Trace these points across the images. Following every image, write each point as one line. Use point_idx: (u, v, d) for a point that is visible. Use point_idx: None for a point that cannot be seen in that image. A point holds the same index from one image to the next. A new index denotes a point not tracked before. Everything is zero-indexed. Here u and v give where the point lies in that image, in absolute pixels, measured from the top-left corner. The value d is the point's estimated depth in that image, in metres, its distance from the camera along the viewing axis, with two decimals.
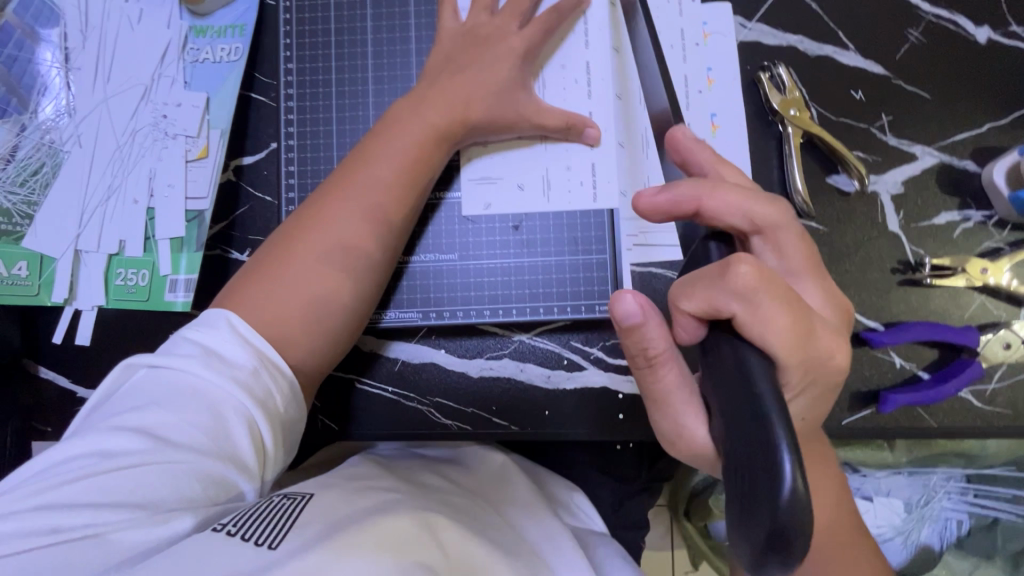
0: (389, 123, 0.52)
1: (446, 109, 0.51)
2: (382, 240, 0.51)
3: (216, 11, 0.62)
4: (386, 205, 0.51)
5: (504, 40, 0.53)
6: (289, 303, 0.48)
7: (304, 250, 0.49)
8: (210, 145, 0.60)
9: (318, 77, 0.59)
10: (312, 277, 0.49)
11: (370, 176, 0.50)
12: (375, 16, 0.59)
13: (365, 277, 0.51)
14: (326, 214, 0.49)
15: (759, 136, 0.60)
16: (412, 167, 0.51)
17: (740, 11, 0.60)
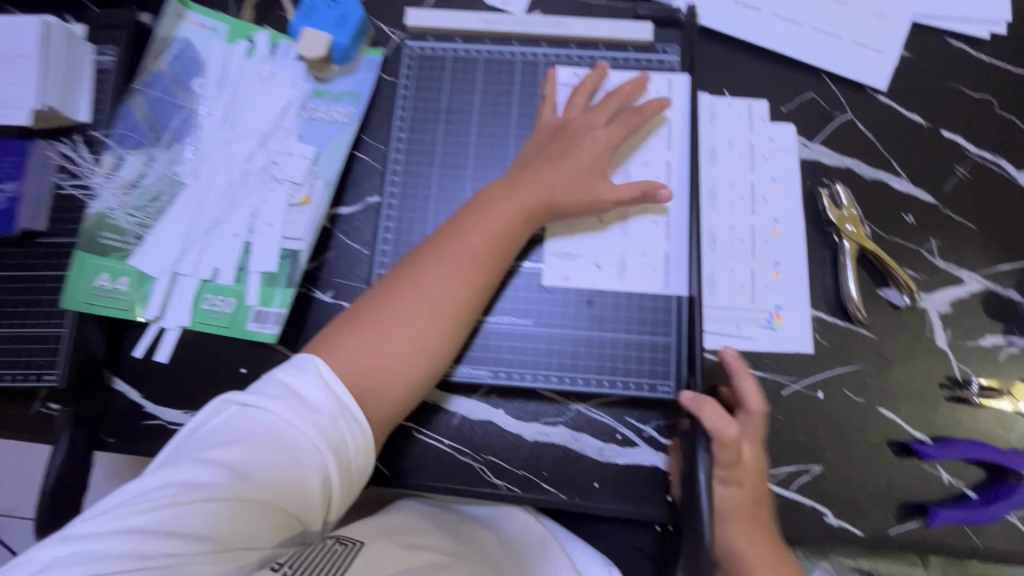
0: (484, 200, 0.57)
1: (536, 193, 0.57)
2: (468, 304, 0.54)
3: (338, 79, 0.70)
4: (475, 271, 0.54)
5: (589, 133, 0.60)
6: (378, 358, 0.51)
7: (397, 308, 0.52)
8: (314, 192, 0.66)
9: (424, 148, 0.66)
10: (401, 335, 0.52)
11: (465, 248, 0.55)
12: (482, 101, 0.66)
13: (447, 339, 0.54)
14: (422, 278, 0.53)
15: (816, 245, 0.64)
16: (502, 241, 0.56)
17: (803, 132, 0.67)
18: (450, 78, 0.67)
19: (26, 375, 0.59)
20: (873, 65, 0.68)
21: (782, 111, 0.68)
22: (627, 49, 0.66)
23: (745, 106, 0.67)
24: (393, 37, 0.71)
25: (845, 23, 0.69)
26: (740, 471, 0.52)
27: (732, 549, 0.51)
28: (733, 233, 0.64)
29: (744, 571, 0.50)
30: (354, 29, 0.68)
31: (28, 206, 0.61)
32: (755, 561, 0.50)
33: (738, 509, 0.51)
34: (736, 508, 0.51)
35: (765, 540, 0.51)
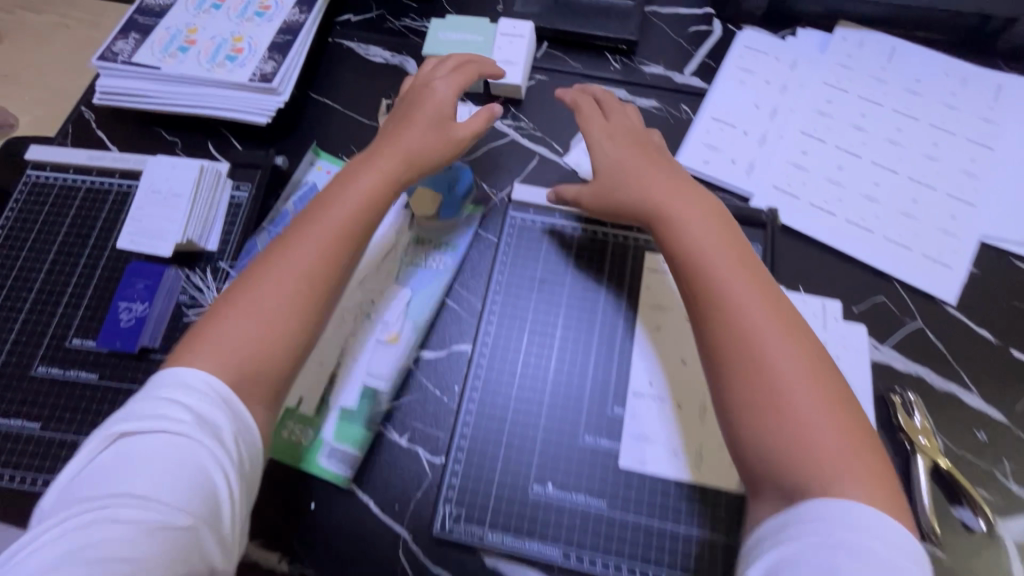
0: (336, 184, 0.63)
1: (382, 162, 0.64)
2: (336, 265, 0.58)
3: (438, 229, 0.77)
4: (336, 246, 0.59)
5: (422, 113, 0.68)
6: (247, 330, 0.53)
7: (258, 290, 0.55)
8: (402, 333, 0.70)
9: (518, 309, 0.71)
10: (263, 305, 0.55)
11: (324, 217, 0.60)
12: (575, 273, 0.72)
13: (316, 300, 0.57)
14: (288, 244, 0.58)
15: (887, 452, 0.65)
16: (357, 209, 0.61)
17: (874, 334, 0.70)
18: (546, 248, 0.74)
19: None
20: (943, 278, 0.72)
21: (854, 312, 0.71)
22: None
23: (820, 304, 0.70)
24: (493, 199, 0.80)
25: (916, 235, 0.73)
26: (689, 217, 0.60)
27: (743, 310, 0.53)
28: None
29: (785, 401, 0.49)
30: (462, 193, 0.76)
31: (152, 324, 0.65)
32: (814, 421, 0.48)
33: (747, 295, 0.54)
34: (736, 280, 0.55)
35: (771, 306, 0.54)
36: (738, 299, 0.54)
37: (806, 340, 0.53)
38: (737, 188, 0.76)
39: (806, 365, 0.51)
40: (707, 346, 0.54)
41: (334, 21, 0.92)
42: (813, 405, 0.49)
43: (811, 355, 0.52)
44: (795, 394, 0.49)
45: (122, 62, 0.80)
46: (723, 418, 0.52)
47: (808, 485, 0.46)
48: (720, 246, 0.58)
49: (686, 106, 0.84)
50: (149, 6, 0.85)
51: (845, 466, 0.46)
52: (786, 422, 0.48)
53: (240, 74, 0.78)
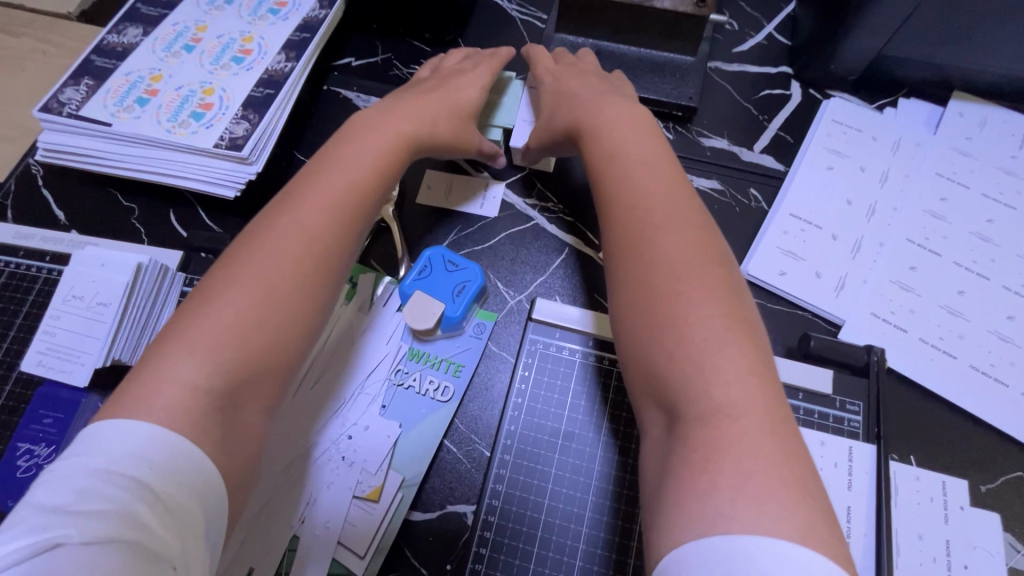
0: (343, 134, 0.52)
1: (391, 127, 0.53)
2: (348, 225, 0.46)
3: (439, 342, 0.61)
4: (344, 199, 0.46)
5: (443, 99, 0.59)
6: (224, 323, 0.38)
7: (247, 257, 0.41)
8: (384, 488, 0.55)
9: (537, 463, 0.56)
10: (253, 291, 0.40)
11: (326, 180, 0.46)
12: (612, 419, 0.57)
13: (319, 288, 0.43)
14: (273, 211, 0.44)
15: None
16: (362, 178, 0.48)
17: (1013, 528, 0.52)
18: (577, 386, 0.58)
19: None
20: None
21: (981, 491, 0.53)
22: (795, 392, 0.54)
23: (939, 485, 0.52)
24: (510, 302, 0.63)
25: None
26: (638, 165, 0.47)
27: (661, 239, 0.42)
28: None
29: (684, 368, 0.36)
30: (471, 299, 0.60)
31: None
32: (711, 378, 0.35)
33: (670, 224, 0.42)
34: (662, 206, 0.43)
35: (694, 237, 0.42)
36: (658, 224, 0.42)
37: (729, 294, 0.39)
38: (821, 311, 0.59)
39: (725, 304, 0.38)
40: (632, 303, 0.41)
41: (331, 65, 0.77)
42: (722, 347, 0.36)
43: (728, 294, 0.39)
44: (691, 330, 0.37)
45: (67, 114, 0.65)
46: (621, 359, 0.41)
47: (694, 447, 0.33)
48: (653, 174, 0.46)
49: (756, 191, 0.67)
50: (110, 44, 0.71)
51: (744, 427, 0.33)
52: (686, 364, 0.36)
53: (205, 137, 0.63)
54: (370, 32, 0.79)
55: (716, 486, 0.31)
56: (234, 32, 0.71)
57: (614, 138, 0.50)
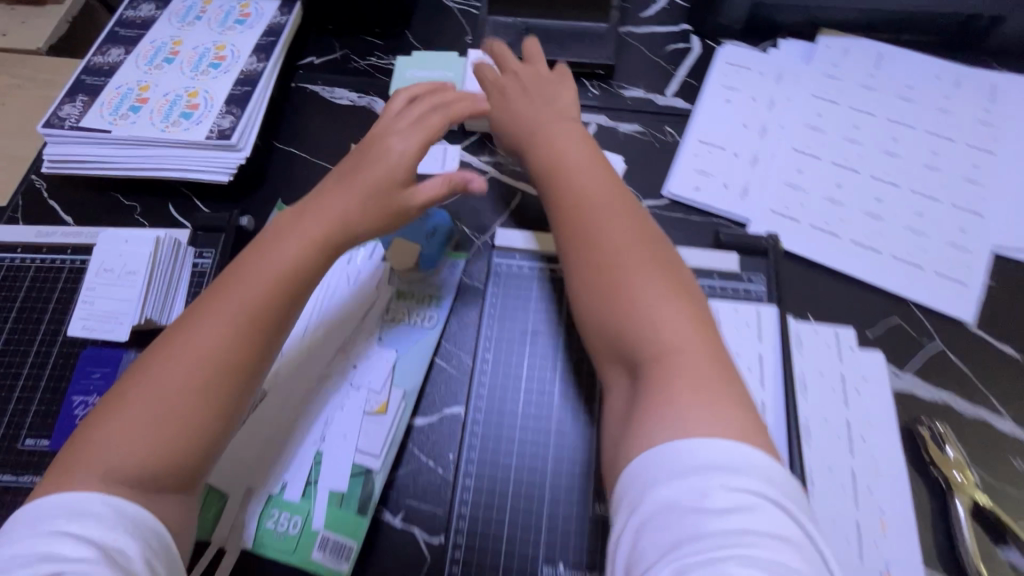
0: (271, 230, 0.56)
1: (303, 233, 0.55)
2: (257, 348, 0.50)
3: (421, 282, 0.71)
4: (257, 301, 0.51)
5: (388, 134, 0.62)
6: (139, 420, 0.45)
7: (171, 357, 0.47)
8: (390, 402, 0.65)
9: (512, 363, 0.66)
10: (168, 391, 0.46)
11: (237, 295, 0.51)
12: (570, 319, 0.68)
13: (232, 389, 0.48)
14: (203, 306, 0.50)
15: (920, 491, 0.60)
16: (271, 292, 0.52)
17: (892, 359, 0.66)
18: (539, 298, 0.70)
19: None
20: (958, 297, 0.68)
21: (869, 337, 0.67)
22: (712, 276, 0.66)
23: (832, 333, 0.65)
24: (476, 242, 0.75)
25: (925, 252, 0.69)
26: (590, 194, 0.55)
27: (618, 255, 0.51)
28: (823, 466, 0.60)
29: (645, 340, 0.47)
30: (439, 240, 0.71)
31: None
32: (660, 348, 0.46)
33: (626, 244, 0.52)
34: (599, 208, 0.54)
35: (648, 251, 0.52)
36: (612, 250, 0.51)
37: (675, 281, 0.50)
38: (730, 213, 0.73)
39: (678, 299, 0.48)
40: (598, 280, 0.51)
41: (296, 65, 0.88)
42: (676, 336, 0.46)
43: (683, 289, 0.49)
44: (653, 317, 0.47)
45: (70, 127, 0.74)
46: (593, 330, 0.52)
47: (657, 390, 0.44)
48: (607, 198, 0.55)
49: (670, 128, 0.80)
50: (97, 64, 0.80)
51: (687, 390, 0.43)
52: (652, 350, 0.46)
53: (197, 131, 0.73)
54: (328, 33, 0.90)
55: (672, 407, 0.42)
56: (207, 42, 0.81)
57: (564, 169, 0.59)
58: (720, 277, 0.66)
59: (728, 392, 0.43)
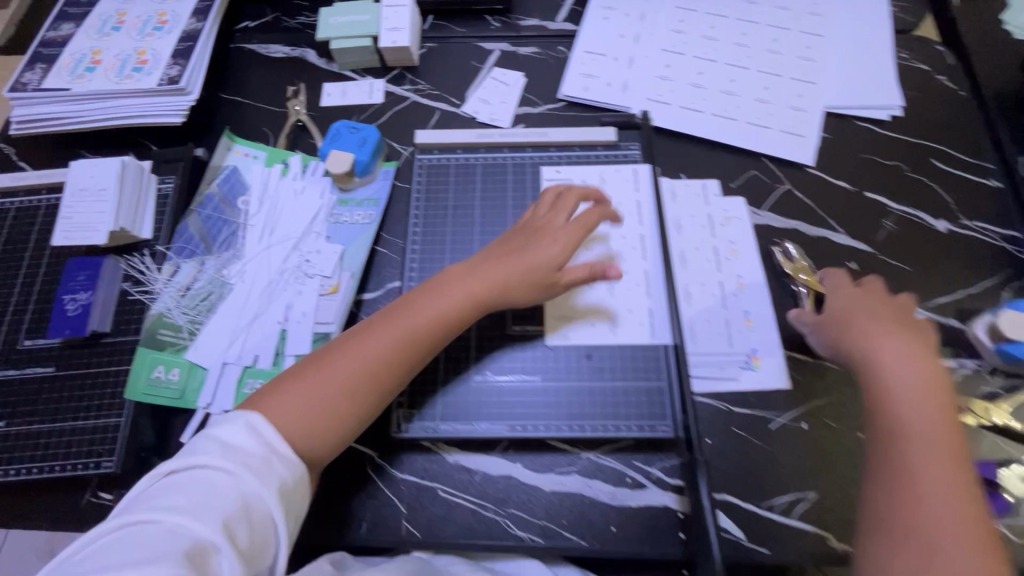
0: (451, 278, 0.65)
1: (468, 287, 0.64)
2: (411, 358, 0.61)
3: (359, 189, 0.83)
4: (448, 310, 0.62)
5: (550, 234, 0.66)
6: (317, 398, 0.57)
7: (349, 341, 0.60)
8: (342, 283, 0.75)
9: (436, 234, 0.76)
10: (335, 378, 0.58)
11: (415, 311, 0.62)
12: (482, 193, 0.78)
13: (363, 406, 0.59)
14: (421, 296, 0.63)
15: (778, 294, 0.74)
16: (432, 329, 0.62)
17: (751, 201, 0.80)
18: (455, 179, 0.79)
19: (88, 463, 0.64)
20: (801, 146, 0.83)
21: (732, 187, 0.81)
22: (597, 148, 0.80)
23: (700, 185, 0.80)
24: (404, 152, 0.86)
25: (772, 116, 0.85)
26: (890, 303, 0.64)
27: (908, 442, 0.51)
28: (699, 282, 0.74)
29: (895, 450, 0.51)
30: (372, 148, 0.82)
31: (99, 309, 0.69)
32: (916, 478, 0.49)
33: (886, 334, 0.58)
34: (930, 447, 0.51)
35: (947, 418, 0.52)
36: (920, 435, 0.51)
37: (967, 474, 0.50)
38: (614, 104, 0.87)
39: (914, 366, 0.55)
40: (885, 437, 0.52)
41: (233, 29, 0.99)
42: (919, 446, 0.51)
43: (943, 383, 0.54)
44: (936, 517, 0.47)
45: (33, 89, 0.84)
46: (871, 495, 0.51)
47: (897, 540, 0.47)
48: (915, 376, 0.55)
49: (563, 47, 0.94)
50: (51, 37, 0.90)
51: (940, 540, 0.46)
52: (883, 446, 0.52)
53: (149, 80, 0.84)
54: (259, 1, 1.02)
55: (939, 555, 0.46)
56: (150, 11, 0.91)
57: (868, 345, 0.58)
58: (603, 149, 0.79)
59: (957, 506, 0.48)
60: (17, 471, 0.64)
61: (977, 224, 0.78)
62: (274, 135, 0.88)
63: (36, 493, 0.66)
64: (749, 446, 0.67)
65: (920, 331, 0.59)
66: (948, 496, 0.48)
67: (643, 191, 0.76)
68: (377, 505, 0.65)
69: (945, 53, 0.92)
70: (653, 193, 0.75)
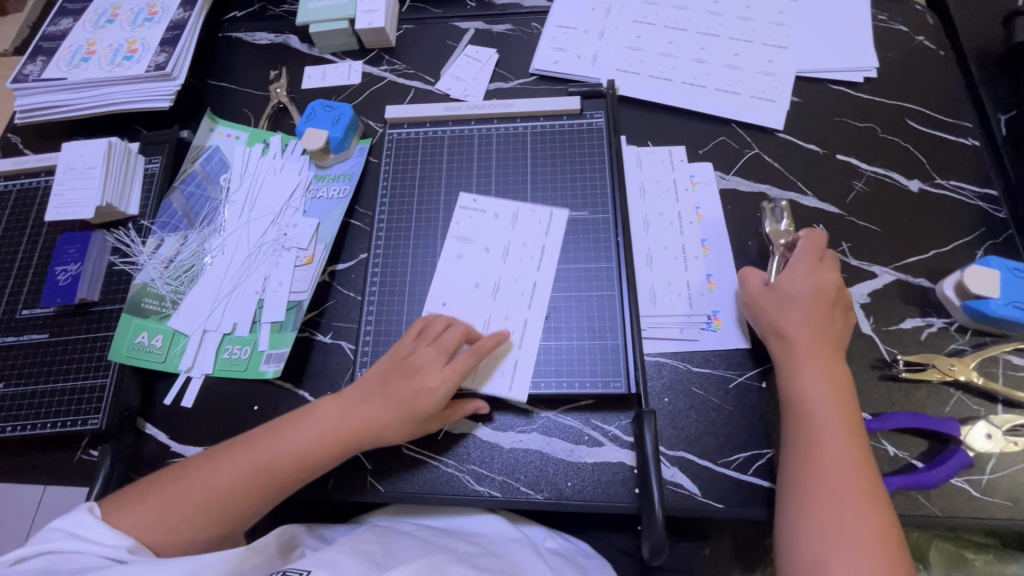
0: (304, 413, 0.63)
1: (325, 432, 0.61)
2: (270, 492, 0.59)
3: (335, 165, 0.85)
4: (308, 449, 0.60)
5: (426, 373, 0.62)
6: (160, 521, 0.56)
7: (214, 461, 0.59)
8: (316, 254, 0.77)
9: (404, 204, 0.78)
10: (187, 505, 0.57)
11: (269, 450, 0.60)
12: (449, 166, 0.80)
13: (211, 532, 0.57)
14: (291, 423, 0.62)
15: (742, 257, 0.74)
16: (282, 469, 0.59)
17: (718, 167, 0.80)
18: (424, 153, 0.81)
19: (76, 420, 0.69)
20: (771, 111, 0.82)
21: (700, 153, 0.81)
22: (561, 118, 0.81)
23: (666, 152, 0.81)
24: (379, 130, 0.89)
25: (742, 82, 0.85)
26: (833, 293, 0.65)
27: (828, 453, 0.56)
28: (662, 248, 0.75)
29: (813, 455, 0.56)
30: (346, 124, 0.84)
31: (88, 279, 0.74)
32: (832, 491, 0.54)
33: (814, 358, 0.61)
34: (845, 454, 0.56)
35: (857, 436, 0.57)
36: (834, 444, 0.56)
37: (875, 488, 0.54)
38: (584, 77, 0.88)
39: (831, 388, 0.59)
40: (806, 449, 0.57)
41: (222, 19, 1.03)
42: (840, 468, 0.55)
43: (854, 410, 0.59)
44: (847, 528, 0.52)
45: (34, 80, 0.89)
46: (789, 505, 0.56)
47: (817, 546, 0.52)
48: (830, 394, 0.59)
49: (536, 22, 0.95)
50: (52, 32, 0.95)
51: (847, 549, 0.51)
52: (814, 475, 0.55)
53: (137, 68, 0.88)
54: None
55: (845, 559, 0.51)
56: (142, 4, 0.96)
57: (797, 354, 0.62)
58: (568, 119, 0.80)
59: (865, 512, 0.53)
60: (14, 429, 0.70)
61: (951, 183, 0.77)
62: (257, 117, 0.92)
63: (33, 450, 0.71)
64: (709, 405, 0.67)
65: (839, 341, 0.63)
66: (858, 506, 0.53)
67: (607, 159, 0.77)
68: (344, 461, 0.68)
69: (926, 12, 0.89)
70: (616, 161, 0.76)
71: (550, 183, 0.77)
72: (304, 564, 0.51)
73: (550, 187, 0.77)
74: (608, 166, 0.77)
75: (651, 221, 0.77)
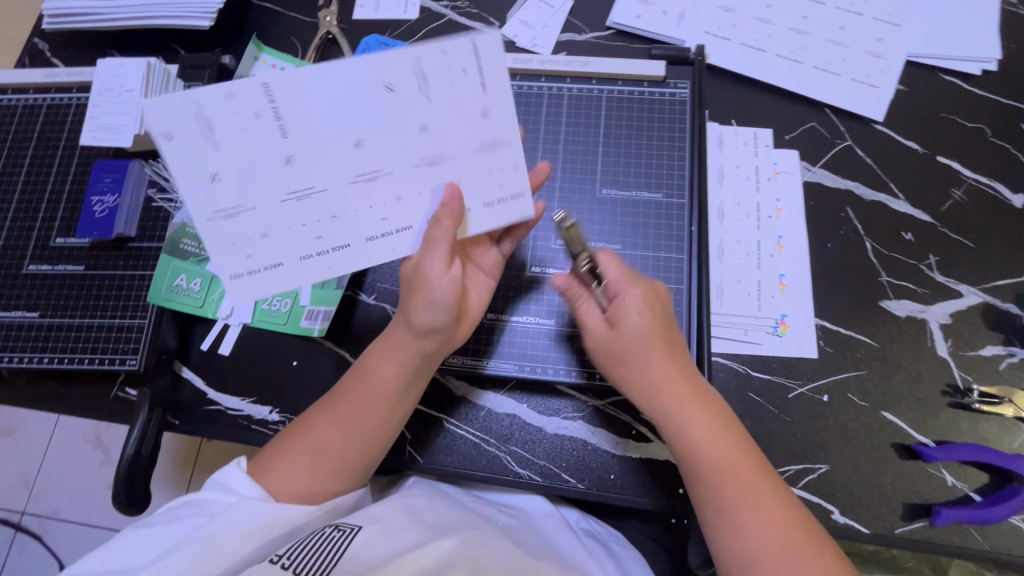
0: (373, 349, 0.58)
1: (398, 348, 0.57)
2: (381, 421, 0.56)
3: None
4: (388, 377, 0.56)
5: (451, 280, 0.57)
6: (307, 463, 0.54)
7: (326, 409, 0.57)
8: None
9: None
10: (316, 450, 0.54)
11: (361, 385, 0.57)
12: None
13: (347, 466, 0.55)
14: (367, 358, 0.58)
15: (819, 260, 0.69)
16: (378, 397, 0.56)
17: (806, 157, 0.73)
18: None
19: (113, 358, 0.67)
20: (873, 98, 0.74)
21: (786, 139, 0.74)
22: (641, 84, 0.73)
23: (751, 134, 0.74)
24: None
25: (844, 62, 0.76)
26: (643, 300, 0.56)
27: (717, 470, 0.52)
28: (735, 242, 0.70)
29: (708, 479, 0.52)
30: None
31: (125, 212, 0.71)
32: (740, 509, 0.50)
33: (662, 383, 0.54)
34: (727, 469, 0.51)
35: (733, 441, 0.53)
36: (710, 461, 0.52)
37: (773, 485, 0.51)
38: (668, 37, 0.79)
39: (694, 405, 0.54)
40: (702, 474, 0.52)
41: None
42: (732, 481, 0.51)
43: (723, 413, 0.54)
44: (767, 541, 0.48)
45: None
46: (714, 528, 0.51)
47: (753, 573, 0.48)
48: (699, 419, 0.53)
49: None
50: None
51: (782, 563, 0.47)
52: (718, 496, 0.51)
53: None
54: None
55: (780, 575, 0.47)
56: None
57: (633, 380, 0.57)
58: (648, 87, 0.73)
59: (783, 519, 0.49)
60: (49, 361, 0.68)
61: None
62: (305, 49, 0.84)
63: (69, 382, 0.70)
64: (765, 413, 0.64)
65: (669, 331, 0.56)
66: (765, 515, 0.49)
67: (686, 137, 0.71)
68: None
69: None
70: (697, 139, 0.69)
71: (619, 159, 0.71)
72: (353, 520, 0.49)
73: (620, 163, 0.71)
74: (688, 145, 0.70)
75: (724, 210, 0.72)
